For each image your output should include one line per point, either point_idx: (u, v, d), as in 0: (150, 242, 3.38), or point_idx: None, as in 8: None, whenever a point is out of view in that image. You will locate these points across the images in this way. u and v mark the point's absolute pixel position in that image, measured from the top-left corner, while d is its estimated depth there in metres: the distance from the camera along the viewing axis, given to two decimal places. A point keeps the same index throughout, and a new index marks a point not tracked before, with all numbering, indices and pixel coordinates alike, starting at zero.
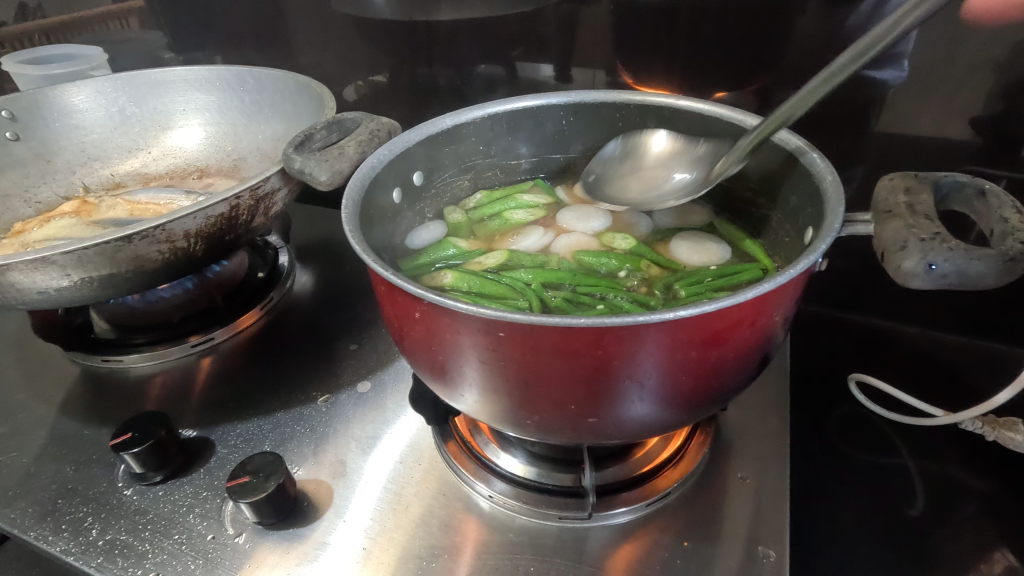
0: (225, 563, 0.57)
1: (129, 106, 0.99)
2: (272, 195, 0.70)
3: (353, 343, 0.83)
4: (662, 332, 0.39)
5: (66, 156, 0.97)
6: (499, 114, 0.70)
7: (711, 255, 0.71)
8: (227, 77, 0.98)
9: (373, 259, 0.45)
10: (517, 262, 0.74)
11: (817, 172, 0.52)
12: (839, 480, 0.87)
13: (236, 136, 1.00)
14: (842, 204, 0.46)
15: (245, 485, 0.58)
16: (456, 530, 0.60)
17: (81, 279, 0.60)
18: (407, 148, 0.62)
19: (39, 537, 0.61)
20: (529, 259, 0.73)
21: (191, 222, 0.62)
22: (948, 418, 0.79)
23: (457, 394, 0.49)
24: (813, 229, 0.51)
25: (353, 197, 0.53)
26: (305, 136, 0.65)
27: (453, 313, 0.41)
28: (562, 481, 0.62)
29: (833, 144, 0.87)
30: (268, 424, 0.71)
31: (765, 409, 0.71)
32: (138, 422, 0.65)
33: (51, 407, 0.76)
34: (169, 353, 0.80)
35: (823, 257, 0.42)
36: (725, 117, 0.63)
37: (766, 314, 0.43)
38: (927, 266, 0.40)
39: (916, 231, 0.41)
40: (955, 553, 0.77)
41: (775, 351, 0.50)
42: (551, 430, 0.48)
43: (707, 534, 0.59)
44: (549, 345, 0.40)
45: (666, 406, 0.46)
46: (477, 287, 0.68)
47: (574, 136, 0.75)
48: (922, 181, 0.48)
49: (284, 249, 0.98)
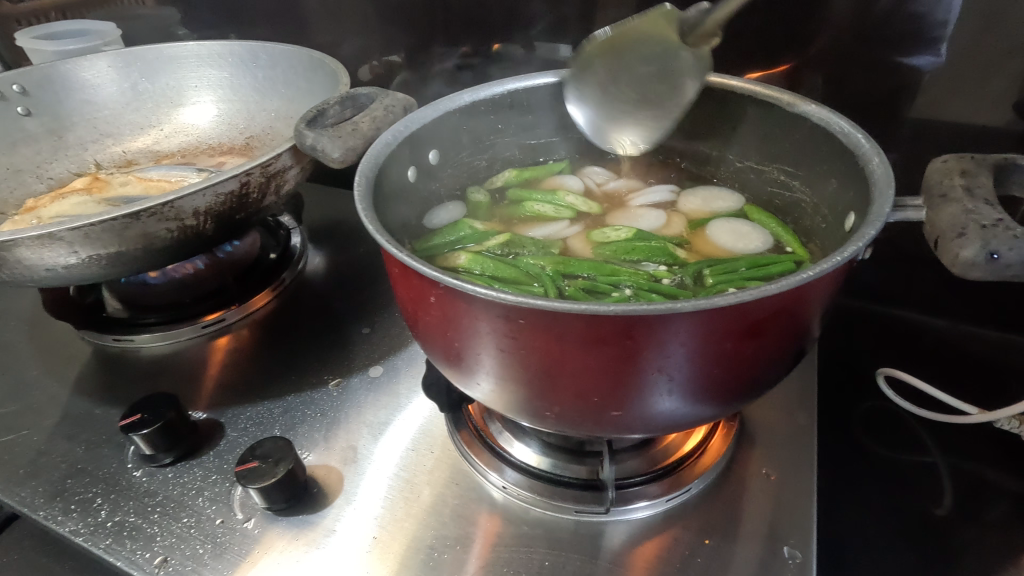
0: (233, 548, 0.56)
1: (141, 82, 0.98)
2: (283, 172, 0.68)
3: (365, 326, 0.81)
4: (695, 322, 0.36)
5: (78, 132, 0.96)
6: (518, 91, 0.67)
7: (754, 242, 0.67)
8: (239, 53, 0.95)
9: (386, 240, 0.42)
10: (521, 242, 0.70)
11: (862, 155, 0.48)
12: (864, 477, 0.84)
13: (248, 114, 0.98)
14: (892, 186, 0.42)
15: (254, 469, 0.56)
16: (469, 521, 0.58)
17: (88, 257, 0.59)
18: (424, 125, 0.60)
19: (49, 516, 0.60)
20: (537, 242, 0.70)
21: (200, 199, 0.61)
22: (982, 416, 0.76)
23: (472, 382, 0.47)
24: (855, 215, 0.48)
25: (366, 174, 0.50)
26: (317, 112, 0.63)
27: (471, 297, 0.38)
28: (579, 474, 0.60)
29: (870, 128, 0.82)
30: (279, 407, 0.70)
31: (791, 403, 0.68)
32: (147, 403, 0.64)
33: (63, 386, 0.75)
34: (180, 333, 0.79)
35: (870, 244, 0.39)
36: (758, 95, 0.60)
37: (805, 304, 0.40)
38: (988, 256, 0.37)
39: (974, 218, 0.38)
40: (984, 556, 0.75)
41: (811, 343, 0.47)
42: (571, 422, 0.45)
43: (728, 531, 0.56)
44: (572, 333, 0.37)
45: (694, 400, 0.43)
46: (489, 268, 0.65)
47: (599, 113, 0.72)
48: (978, 164, 0.44)
49: (296, 231, 0.97)
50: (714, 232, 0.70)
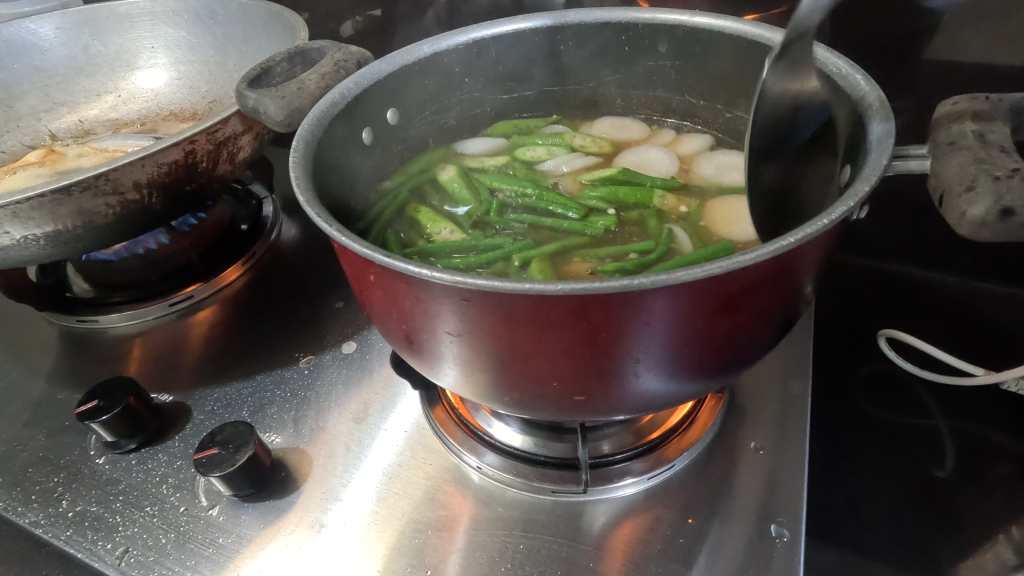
0: (197, 537, 0.54)
1: (92, 45, 0.92)
2: (234, 138, 0.63)
3: (339, 299, 0.77)
4: (659, 298, 0.32)
5: (29, 101, 0.90)
6: (485, 40, 0.61)
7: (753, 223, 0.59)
8: (195, 8, 0.88)
9: (316, 213, 0.38)
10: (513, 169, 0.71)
11: (861, 100, 0.42)
12: (860, 441, 0.81)
13: (209, 75, 0.92)
14: (892, 132, 0.37)
15: (214, 457, 0.54)
16: (442, 504, 0.56)
17: (24, 237, 0.55)
18: (378, 80, 0.54)
19: (9, 507, 0.59)
20: (525, 174, 0.70)
21: (139, 170, 0.56)
22: (988, 377, 0.72)
23: (429, 367, 0.43)
24: (851, 168, 0.43)
25: (306, 136, 0.45)
26: (262, 70, 0.57)
27: (409, 276, 0.34)
28: (558, 452, 0.57)
29: (881, 69, 0.75)
30: (248, 388, 0.67)
31: (785, 370, 0.64)
32: (105, 387, 0.61)
33: (25, 370, 0.73)
34: (149, 312, 0.76)
35: (863, 203, 0.34)
36: (748, 36, 0.54)
37: (789, 273, 0.35)
38: (1001, 213, 0.32)
39: (987, 168, 0.34)
40: (981, 518, 0.72)
41: (802, 312, 0.42)
42: (534, 407, 0.41)
43: (715, 509, 0.53)
44: (522, 314, 0.33)
45: (668, 380, 0.39)
46: (452, 205, 0.68)
47: (574, 61, 0.66)
48: (994, 105, 0.39)
49: (269, 200, 0.92)
50: (713, 199, 0.64)
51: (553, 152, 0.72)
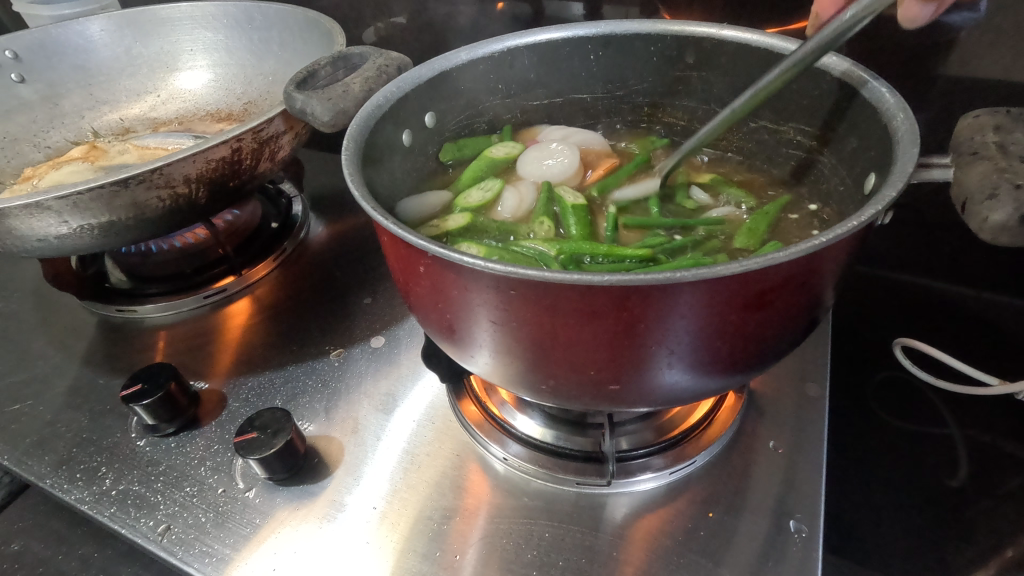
0: (235, 517, 0.56)
1: (135, 46, 0.95)
2: (276, 138, 0.66)
3: (367, 296, 0.79)
4: (696, 292, 0.34)
5: (73, 99, 0.94)
6: (519, 48, 0.64)
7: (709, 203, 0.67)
8: (234, 13, 0.91)
9: (371, 207, 0.40)
10: (481, 227, 0.65)
11: (885, 110, 0.45)
12: (873, 447, 0.82)
13: (245, 78, 0.95)
14: (916, 143, 0.39)
15: (253, 441, 0.56)
16: (469, 492, 0.58)
17: (80, 226, 0.58)
18: (418, 84, 0.57)
19: (55, 484, 0.61)
20: (497, 227, 0.65)
21: (190, 165, 0.59)
22: (1003, 387, 0.73)
23: (469, 356, 0.45)
24: (876, 176, 0.45)
25: (355, 137, 0.48)
26: (307, 73, 0.60)
27: (459, 267, 0.36)
28: (582, 446, 0.59)
29: (901, 84, 0.77)
30: (280, 377, 0.69)
31: (803, 373, 0.66)
32: (147, 373, 0.64)
33: (67, 355, 0.75)
34: (184, 304, 0.79)
35: (890, 207, 0.36)
36: (775, 48, 0.56)
37: (817, 272, 0.37)
38: (1021, 218, 0.34)
39: (1007, 177, 0.35)
40: (996, 527, 0.73)
41: (825, 312, 0.44)
42: (568, 396, 0.44)
43: (735, 505, 0.55)
44: (566, 304, 0.35)
45: (698, 373, 0.41)
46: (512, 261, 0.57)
47: (604, 72, 0.69)
48: (1015, 118, 0.40)
49: (298, 199, 0.95)
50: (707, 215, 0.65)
51: (491, 188, 0.70)
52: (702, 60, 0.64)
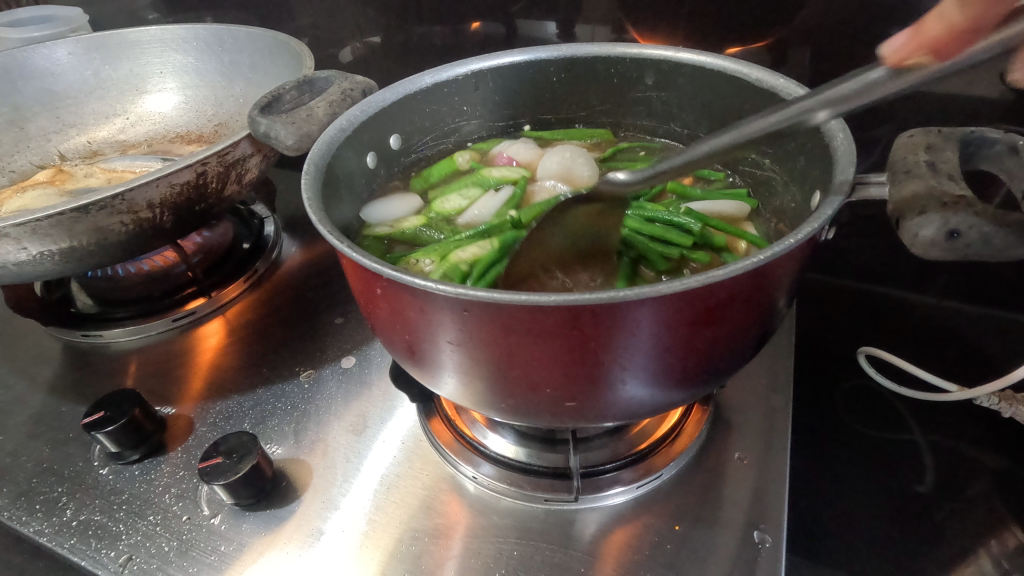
0: (200, 545, 0.56)
1: (103, 69, 0.95)
2: (243, 160, 0.66)
3: (338, 316, 0.79)
4: (644, 310, 0.35)
5: (40, 122, 0.93)
6: (483, 71, 0.65)
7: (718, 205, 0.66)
8: (204, 36, 0.92)
9: (327, 231, 0.40)
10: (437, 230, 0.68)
11: (827, 131, 0.46)
12: (842, 455, 0.84)
13: (216, 100, 0.95)
14: (853, 163, 0.41)
15: (218, 466, 0.56)
16: (439, 512, 0.57)
17: (40, 253, 0.57)
18: (381, 109, 0.58)
19: (13, 517, 0.60)
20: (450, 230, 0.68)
21: (153, 190, 0.59)
22: (962, 394, 0.76)
23: (430, 376, 0.45)
24: (821, 193, 0.47)
25: (315, 161, 0.48)
26: (273, 97, 0.61)
27: (414, 290, 0.37)
28: (551, 462, 0.59)
29: None
30: (249, 401, 0.69)
31: (769, 385, 0.67)
32: (110, 400, 0.63)
33: (30, 383, 0.74)
34: (152, 327, 0.78)
35: (829, 224, 0.37)
36: (727, 70, 0.58)
37: (763, 288, 0.39)
38: (948, 234, 0.36)
39: (938, 195, 0.37)
40: (961, 531, 0.75)
41: (778, 325, 0.46)
42: (529, 414, 0.44)
43: (702, 518, 0.56)
44: (519, 324, 0.36)
45: (655, 387, 0.42)
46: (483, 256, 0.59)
47: (568, 93, 0.70)
48: (946, 137, 0.43)
49: (270, 219, 0.95)
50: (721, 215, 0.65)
51: (469, 196, 0.73)
52: (661, 82, 0.66)
